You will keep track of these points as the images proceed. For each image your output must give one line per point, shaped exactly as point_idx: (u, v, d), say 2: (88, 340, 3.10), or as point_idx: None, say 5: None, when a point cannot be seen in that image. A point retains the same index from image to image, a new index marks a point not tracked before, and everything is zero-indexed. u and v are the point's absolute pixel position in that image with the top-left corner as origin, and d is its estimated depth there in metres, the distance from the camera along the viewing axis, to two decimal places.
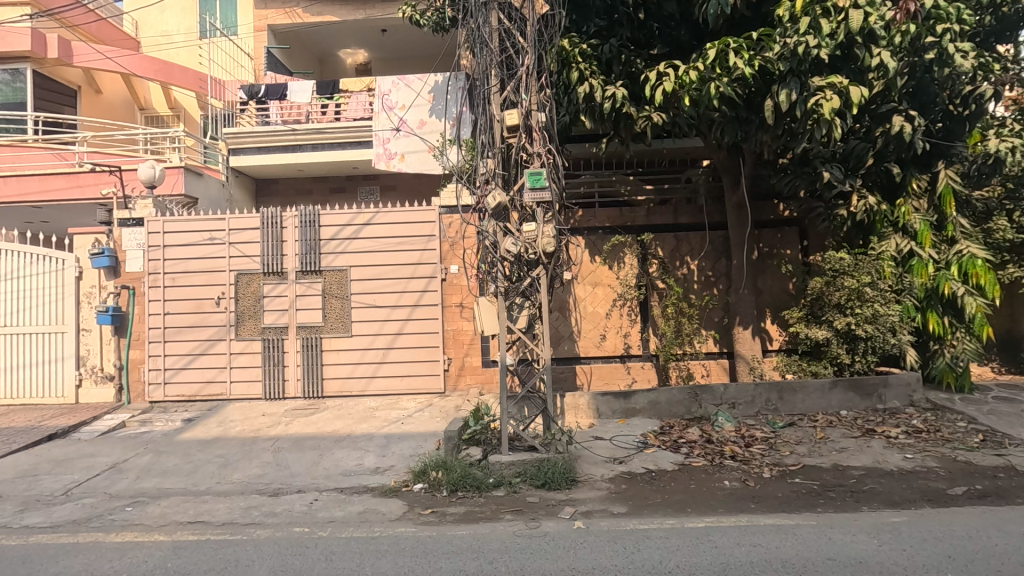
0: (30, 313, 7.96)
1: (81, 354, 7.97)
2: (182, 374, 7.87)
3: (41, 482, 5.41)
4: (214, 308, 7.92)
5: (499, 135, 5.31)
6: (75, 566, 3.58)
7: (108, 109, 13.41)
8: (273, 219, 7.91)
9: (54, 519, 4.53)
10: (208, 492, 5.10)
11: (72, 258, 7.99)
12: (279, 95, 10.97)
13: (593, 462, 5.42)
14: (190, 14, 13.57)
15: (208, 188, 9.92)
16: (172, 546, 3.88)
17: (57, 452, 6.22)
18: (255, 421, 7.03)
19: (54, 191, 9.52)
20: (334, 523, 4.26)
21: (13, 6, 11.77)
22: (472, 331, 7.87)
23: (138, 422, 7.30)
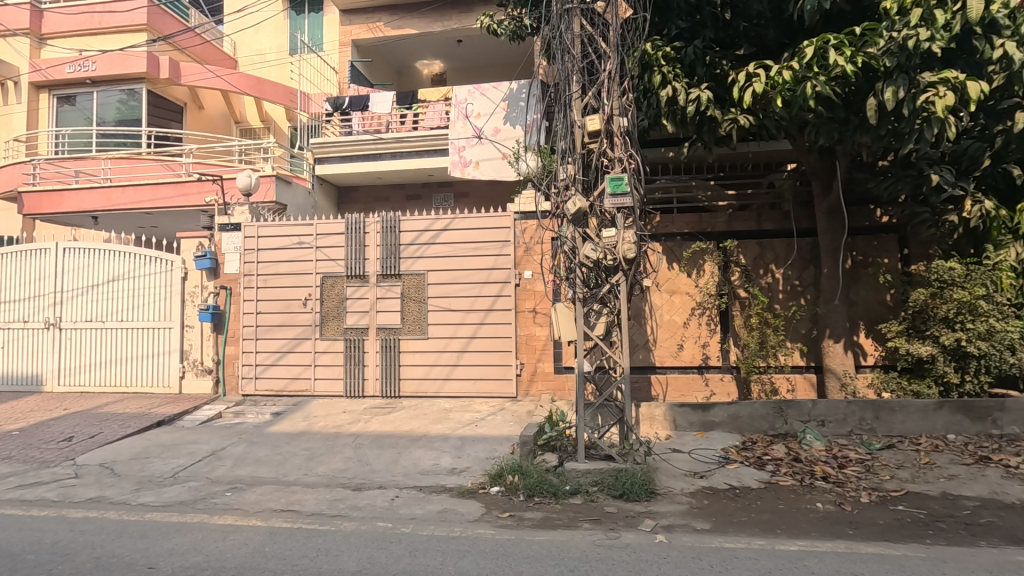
0: (145, 309, 8.77)
1: (184, 348, 8.66)
2: (272, 369, 8.36)
3: (152, 464, 5.92)
4: (302, 308, 8.36)
5: (579, 140, 5.31)
6: (185, 544, 3.88)
7: (209, 123, 14.55)
8: (356, 225, 8.29)
9: (165, 499, 4.94)
10: (297, 482, 5.39)
11: (178, 260, 8.72)
12: (361, 106, 11.39)
13: (672, 475, 5.26)
14: (281, 33, 14.52)
15: (295, 196, 10.61)
16: (269, 531, 4.11)
17: (164, 438, 6.78)
18: (337, 417, 7.36)
19: (164, 199, 10.46)
20: (416, 520, 4.37)
21: (132, 31, 13.04)
22: (545, 337, 7.88)
23: (233, 413, 7.83)
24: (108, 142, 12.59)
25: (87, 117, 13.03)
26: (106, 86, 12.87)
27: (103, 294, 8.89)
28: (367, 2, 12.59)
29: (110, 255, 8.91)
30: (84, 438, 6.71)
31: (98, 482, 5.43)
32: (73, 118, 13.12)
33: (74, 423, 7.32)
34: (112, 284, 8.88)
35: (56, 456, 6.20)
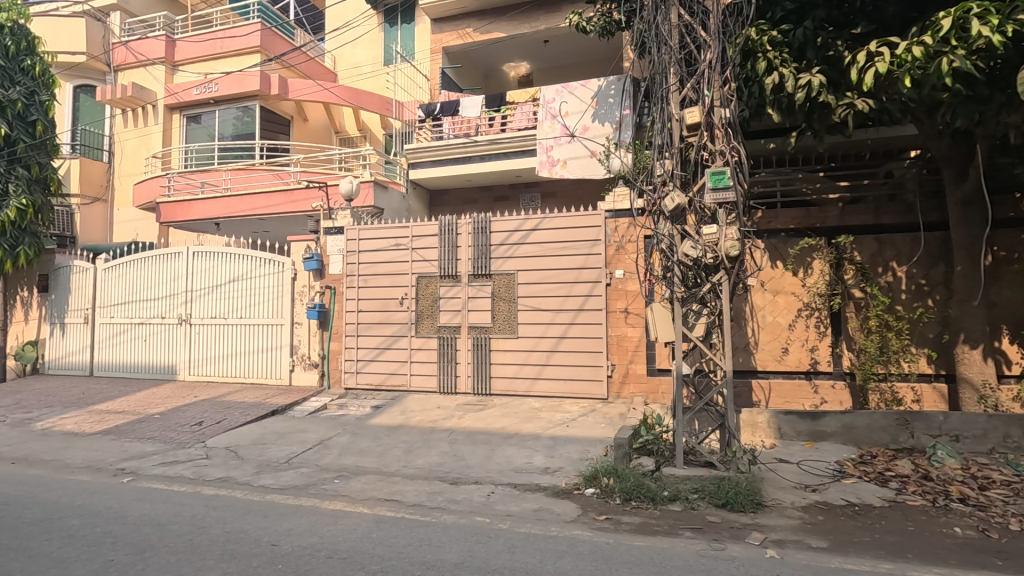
0: (260, 307, 9.56)
1: (294, 344, 9.34)
2: (371, 365, 8.81)
3: (270, 449, 6.44)
4: (399, 307, 8.74)
5: (677, 134, 5.14)
6: (301, 526, 4.17)
7: (313, 134, 15.62)
8: (449, 227, 8.54)
9: (282, 482, 5.35)
10: (398, 474, 5.64)
11: (289, 262, 9.41)
12: (452, 111, 11.69)
13: (780, 487, 4.93)
14: (376, 45, 15.30)
15: (391, 200, 11.15)
16: (375, 519, 4.33)
17: (278, 426, 7.36)
18: (431, 412, 7.63)
19: (275, 206, 11.35)
20: (512, 517, 4.41)
21: (248, 53, 14.26)
22: (637, 338, 7.70)
23: (337, 405, 8.34)
24: (227, 156, 13.88)
25: (210, 133, 14.43)
26: (226, 104, 14.17)
27: (225, 293, 9.80)
28: (457, 10, 12.94)
29: (231, 258, 9.81)
30: (212, 423, 7.44)
31: (225, 464, 5.99)
32: (199, 134, 14.57)
33: (203, 409, 8.14)
34: (233, 284, 9.76)
35: (190, 439, 6.92)
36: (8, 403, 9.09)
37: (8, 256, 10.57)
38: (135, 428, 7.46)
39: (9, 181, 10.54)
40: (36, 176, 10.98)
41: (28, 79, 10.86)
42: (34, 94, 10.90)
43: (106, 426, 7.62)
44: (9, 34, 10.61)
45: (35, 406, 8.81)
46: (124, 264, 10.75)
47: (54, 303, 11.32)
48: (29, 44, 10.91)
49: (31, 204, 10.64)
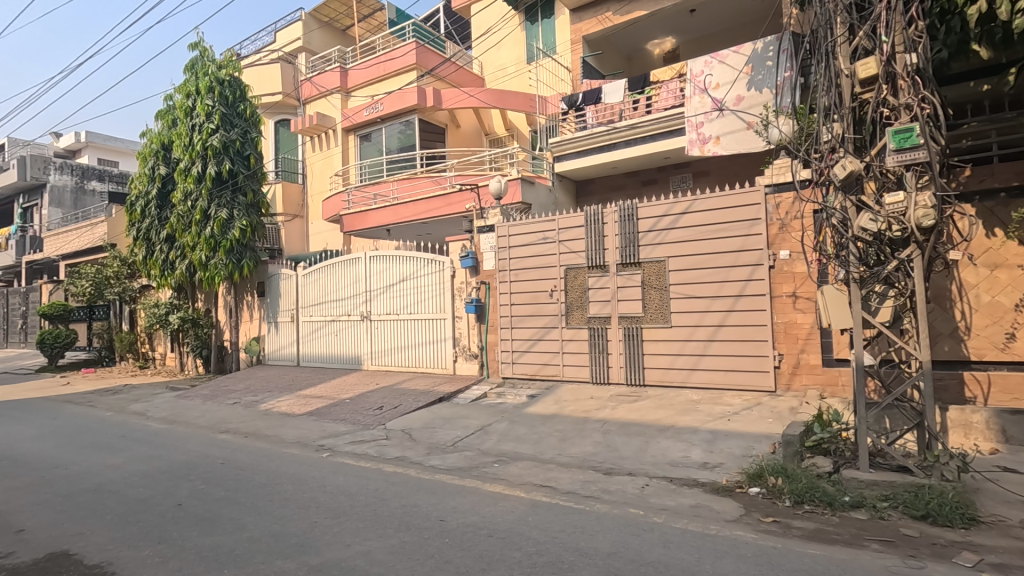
0: (426, 303, 10.48)
1: (456, 336, 10.08)
2: (526, 355, 9.14)
3: (438, 433, 7.06)
4: (549, 299, 8.93)
5: (848, 92, 4.50)
6: (465, 504, 4.52)
7: (465, 140, 16.52)
8: (595, 216, 8.50)
9: (449, 463, 5.84)
10: (553, 461, 5.81)
11: (448, 261, 10.16)
12: (595, 100, 11.62)
13: (1002, 501, 4.10)
14: (519, 45, 15.74)
15: (538, 194, 11.39)
16: (531, 504, 4.52)
17: (444, 412, 8.03)
18: (584, 402, 7.69)
19: (435, 210, 12.31)
20: (668, 511, 4.29)
21: (406, 72, 15.56)
22: (809, 324, 6.93)
23: (496, 393, 8.82)
24: (393, 168, 15.38)
25: (379, 148, 16.02)
26: (390, 121, 15.64)
27: (397, 291, 10.93)
28: None
29: (400, 260, 10.89)
30: (390, 408, 8.37)
31: (401, 444, 6.71)
32: (370, 151, 16.28)
33: (382, 396, 9.18)
34: (403, 283, 10.84)
35: (373, 421, 7.88)
36: (242, 388, 11.20)
37: (236, 268, 12.97)
38: (331, 411, 8.70)
39: (234, 207, 12.90)
40: (252, 201, 13.28)
41: (242, 121, 13.18)
42: (247, 134, 13.20)
43: (310, 408, 9.01)
44: (228, 86, 12.99)
45: (259, 391, 10.75)
46: (318, 270, 12.54)
47: (269, 305, 13.65)
48: (242, 92, 13.24)
49: (249, 225, 12.91)
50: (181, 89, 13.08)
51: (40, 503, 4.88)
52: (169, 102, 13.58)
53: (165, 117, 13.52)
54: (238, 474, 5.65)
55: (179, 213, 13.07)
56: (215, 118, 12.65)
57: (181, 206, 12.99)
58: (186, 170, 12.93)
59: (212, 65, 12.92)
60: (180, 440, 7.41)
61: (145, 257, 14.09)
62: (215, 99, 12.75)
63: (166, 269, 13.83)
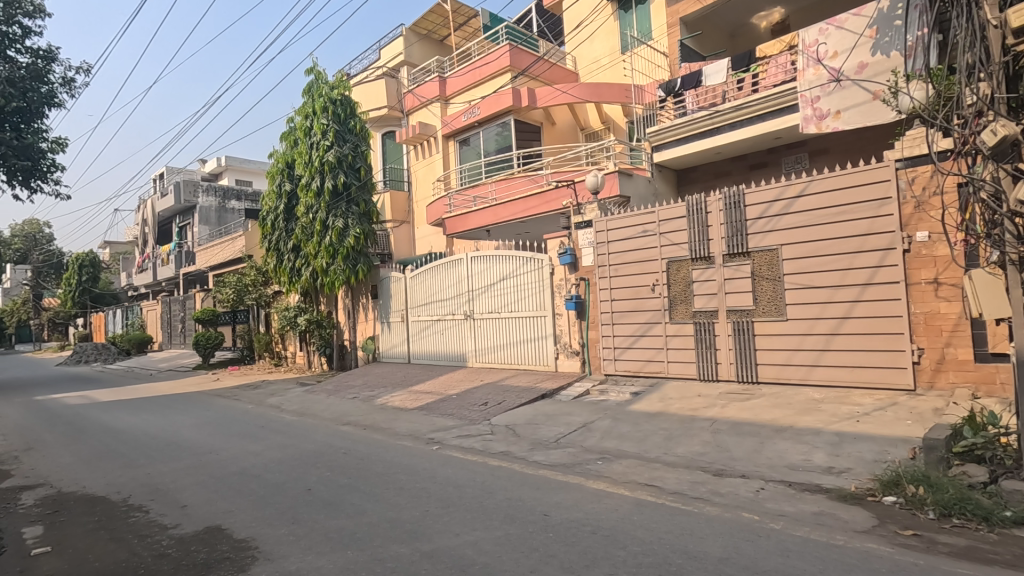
0: (526, 301, 10.62)
1: (557, 333, 10.12)
2: (629, 351, 8.95)
3: (541, 429, 7.12)
4: (651, 293, 8.67)
5: (998, 45, 3.92)
6: (568, 501, 4.53)
7: (561, 136, 16.51)
8: (698, 206, 8.11)
9: (552, 459, 5.88)
10: (659, 460, 5.63)
11: (547, 259, 10.21)
12: (694, 83, 11.06)
13: None
14: (612, 35, 15.45)
15: (637, 186, 11.08)
16: (635, 503, 4.42)
17: (547, 408, 8.09)
18: (692, 400, 7.37)
19: (532, 208, 12.40)
20: (786, 518, 3.99)
21: (501, 74, 15.81)
22: (954, 314, 6.11)
23: (598, 391, 8.72)
24: (491, 170, 15.74)
25: (477, 151, 16.48)
26: (487, 124, 16.01)
27: (498, 290, 11.19)
28: None
29: (500, 259, 11.13)
30: (494, 404, 8.60)
31: (506, 440, 6.86)
32: (468, 155, 16.80)
33: (487, 392, 9.45)
34: (503, 282, 11.08)
35: (479, 416, 8.14)
36: (360, 384, 12.08)
37: (352, 273, 14.01)
38: (440, 406, 9.12)
39: (349, 217, 13.93)
40: (364, 210, 14.26)
41: (353, 136, 14.20)
42: (358, 147, 14.20)
43: (421, 403, 9.50)
44: (340, 105, 14.06)
45: (375, 387, 11.53)
46: (424, 272, 13.18)
47: (382, 307, 14.59)
48: (353, 109, 14.27)
49: (362, 232, 13.87)
50: (300, 111, 14.37)
51: (198, 483, 5.61)
52: (291, 124, 14.96)
53: (288, 138, 14.91)
54: (358, 463, 6.11)
55: (303, 225, 14.37)
56: (330, 135, 13.77)
57: (304, 218, 14.28)
58: (306, 185, 14.18)
59: (326, 87, 14.04)
60: (308, 431, 8.15)
61: (275, 266, 15.66)
62: (329, 117, 13.89)
63: (293, 275, 15.26)
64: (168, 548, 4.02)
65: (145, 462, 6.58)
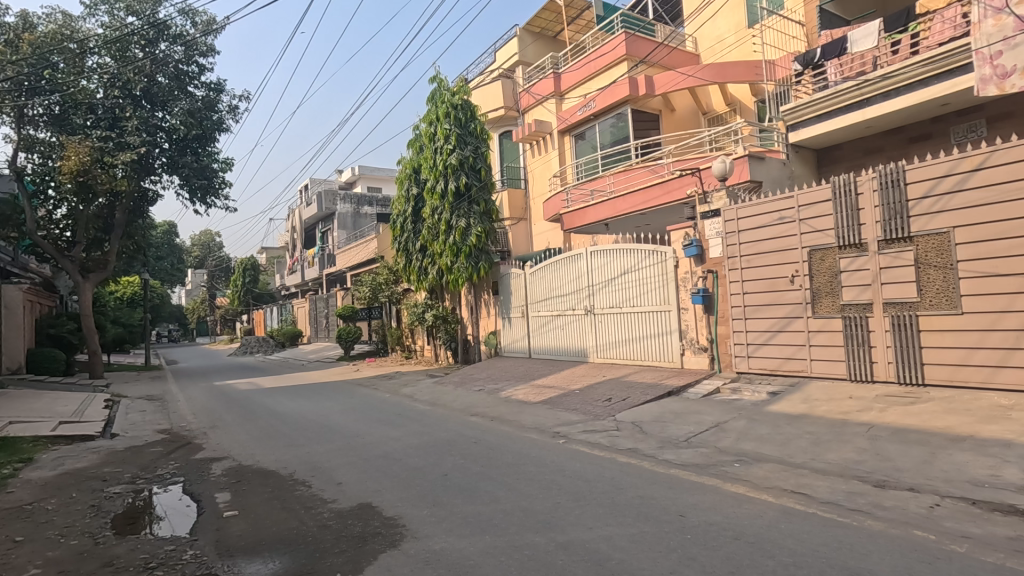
0: (649, 296, 10.34)
1: (682, 328, 9.72)
2: (764, 348, 8.33)
3: (670, 427, 6.89)
4: (789, 285, 7.99)
5: None
6: (705, 503, 4.34)
7: (682, 123, 15.79)
8: (845, 187, 7.33)
9: (683, 459, 5.66)
10: (805, 466, 5.19)
11: (671, 251, 9.85)
12: (837, 53, 9.95)
13: None
14: (738, 10, 14.51)
15: (770, 170, 10.26)
16: (782, 510, 4.11)
17: (675, 406, 7.81)
18: (841, 403, 6.69)
19: (653, 199, 12.00)
20: (971, 540, 3.48)
21: (617, 64, 15.44)
22: None
23: (730, 389, 8.24)
24: (609, 162, 15.48)
25: (593, 145, 16.28)
26: (603, 116, 15.75)
27: (619, 285, 11.02)
28: None
29: (621, 253, 10.95)
30: (619, 400, 8.48)
31: (633, 437, 6.73)
32: (584, 149, 16.67)
33: (610, 388, 9.35)
34: (624, 276, 10.89)
35: (603, 412, 8.07)
36: (485, 377, 12.57)
37: (475, 270, 14.59)
38: (563, 400, 9.19)
39: (470, 216, 14.50)
40: (484, 209, 14.75)
41: (474, 138, 14.75)
42: (478, 149, 14.73)
43: (544, 397, 9.65)
44: (461, 109, 14.67)
45: (499, 380, 11.93)
46: (544, 268, 13.35)
47: (503, 303, 15.01)
48: (472, 112, 14.82)
49: (483, 231, 14.38)
50: (425, 119, 15.23)
51: (350, 463, 6.20)
52: (417, 131, 15.91)
53: (415, 145, 15.86)
54: (489, 453, 6.35)
55: (429, 226, 15.22)
56: (452, 139, 14.46)
57: (430, 219, 15.12)
58: (432, 188, 14.98)
59: (448, 93, 14.71)
60: (441, 420, 8.65)
61: (405, 265, 16.75)
62: (452, 122, 14.59)
63: (421, 274, 16.23)
64: (329, 520, 4.50)
65: (305, 442, 7.41)
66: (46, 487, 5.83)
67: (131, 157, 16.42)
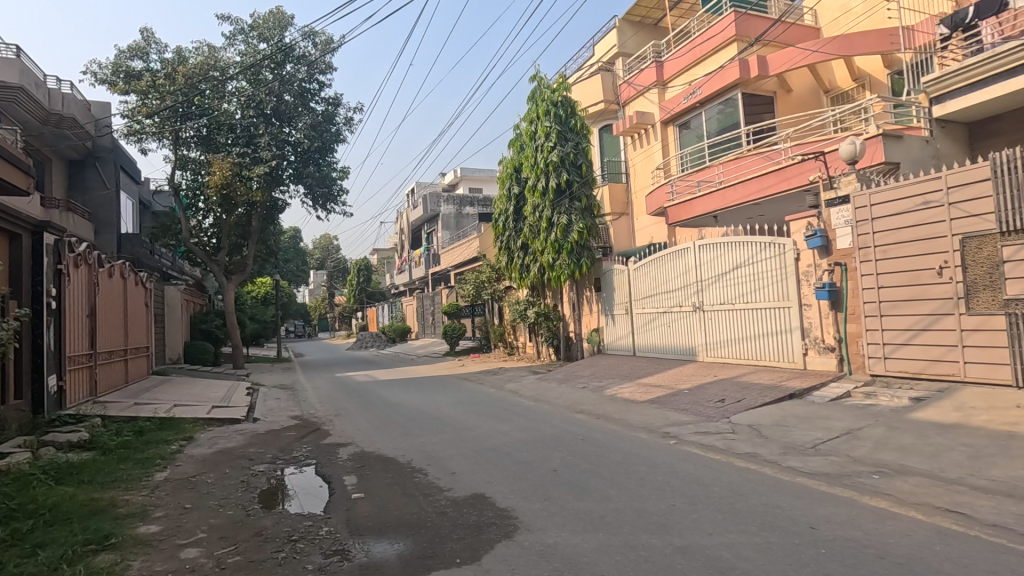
0: (766, 291, 9.68)
1: (805, 326, 9.00)
2: (904, 349, 7.46)
3: (794, 433, 6.40)
4: (936, 278, 7.09)
5: None
6: (841, 515, 3.98)
7: (800, 104, 14.55)
8: (1007, 165, 6.38)
9: (811, 467, 5.24)
10: (962, 483, 4.58)
11: (791, 243, 9.16)
12: (996, 9, 8.88)
13: None
14: None
15: (909, 150, 9.17)
16: (935, 530, 3.66)
17: (798, 410, 7.25)
18: (1005, 412, 5.82)
19: (768, 188, 11.21)
20: None
21: (725, 47, 14.59)
22: None
23: (863, 394, 7.48)
24: (717, 151, 14.69)
25: (699, 134, 15.55)
26: (710, 103, 14.95)
27: (731, 280, 10.43)
28: None
29: (733, 247, 10.35)
30: (733, 402, 8.02)
31: (751, 441, 6.33)
32: (690, 139, 15.97)
33: (723, 388, 8.88)
34: (737, 270, 10.28)
35: (716, 414, 7.68)
36: (588, 374, 12.48)
37: (577, 267, 14.51)
38: (672, 400, 8.87)
39: (572, 213, 14.44)
40: (586, 205, 14.59)
41: (574, 134, 14.67)
42: (579, 145, 14.63)
43: (651, 396, 9.37)
44: (561, 106, 14.65)
45: (603, 377, 11.79)
46: (648, 263, 12.97)
47: (606, 299, 14.80)
48: (572, 108, 14.73)
49: (585, 227, 14.25)
50: (525, 118, 15.39)
51: (461, 454, 6.44)
52: (518, 131, 16.12)
53: (515, 144, 16.07)
54: (597, 451, 6.29)
55: (531, 224, 15.35)
56: (553, 136, 14.48)
57: (531, 217, 15.24)
58: (533, 186, 15.11)
59: (548, 91, 14.76)
60: (546, 416, 8.72)
61: (507, 263, 17.04)
62: (552, 120, 14.61)
63: (523, 272, 16.45)
64: (446, 507, 4.71)
65: (419, 433, 7.81)
66: (205, 463, 6.67)
67: (264, 170, 18.31)
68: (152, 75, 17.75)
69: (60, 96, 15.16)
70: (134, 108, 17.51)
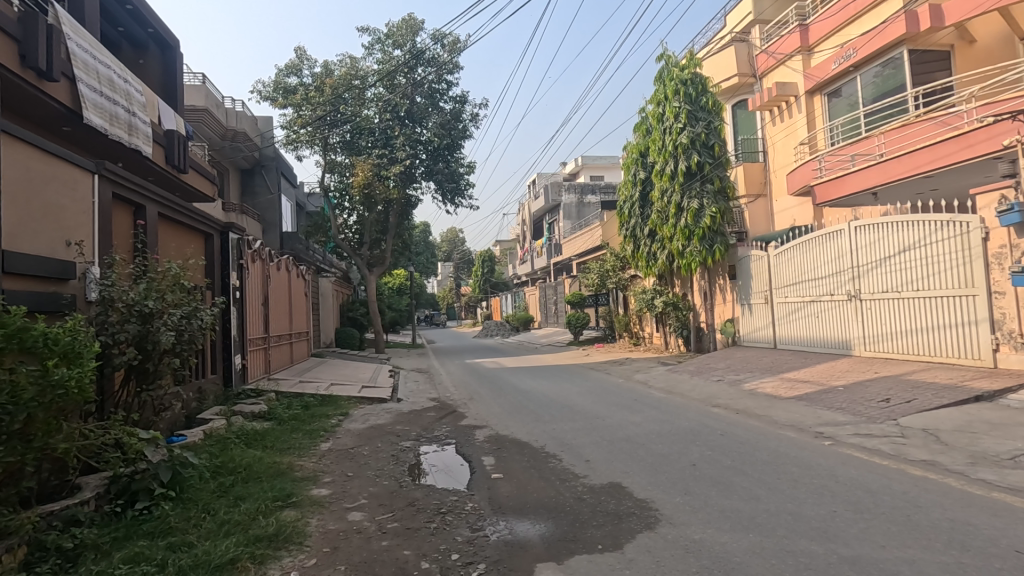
0: (941, 278, 8.43)
1: (996, 318, 7.70)
2: None
3: (983, 441, 5.50)
4: None
5: None
6: None
7: (986, 57, 12.43)
8: None
9: (1011, 482, 4.47)
10: None
11: (977, 219, 7.87)
12: None
13: None
14: None
15: None
16: None
17: (988, 414, 6.23)
18: None
19: (944, 157, 9.70)
20: None
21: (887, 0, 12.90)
22: None
23: None
24: (876, 119, 13.01)
25: (852, 102, 13.89)
26: (867, 66, 13.29)
27: (896, 264, 9.22)
28: None
29: (900, 227, 9.12)
30: (901, 402, 7.11)
31: (927, 447, 5.55)
32: (841, 108, 14.33)
33: (888, 386, 7.91)
34: (904, 254, 9.05)
35: (880, 415, 6.85)
36: (723, 367, 11.79)
37: (709, 254, 13.75)
38: (824, 397, 8.08)
39: (704, 196, 13.69)
40: (719, 187, 13.75)
41: (706, 113, 13.83)
42: (711, 124, 13.78)
43: (798, 393, 8.61)
44: (691, 84, 13.89)
45: (741, 371, 11.08)
46: (792, 248, 11.91)
47: (741, 288, 13.85)
48: (704, 85, 13.90)
49: (718, 211, 13.45)
50: (652, 100, 14.80)
51: (595, 443, 6.44)
52: (644, 114, 15.59)
53: (641, 128, 15.54)
54: (740, 448, 5.93)
55: (658, 209, 14.80)
56: (682, 117, 13.77)
57: (659, 203, 14.69)
58: (661, 170, 14.53)
59: (676, 69, 14.06)
60: (680, 409, 8.40)
61: (633, 252, 16.60)
62: (681, 99, 13.90)
63: (650, 260, 15.93)
64: (584, 493, 4.74)
65: (550, 419, 7.94)
66: (361, 437, 7.38)
67: (400, 168, 19.70)
68: (305, 88, 19.83)
69: (234, 114, 17.54)
70: (291, 120, 19.71)
